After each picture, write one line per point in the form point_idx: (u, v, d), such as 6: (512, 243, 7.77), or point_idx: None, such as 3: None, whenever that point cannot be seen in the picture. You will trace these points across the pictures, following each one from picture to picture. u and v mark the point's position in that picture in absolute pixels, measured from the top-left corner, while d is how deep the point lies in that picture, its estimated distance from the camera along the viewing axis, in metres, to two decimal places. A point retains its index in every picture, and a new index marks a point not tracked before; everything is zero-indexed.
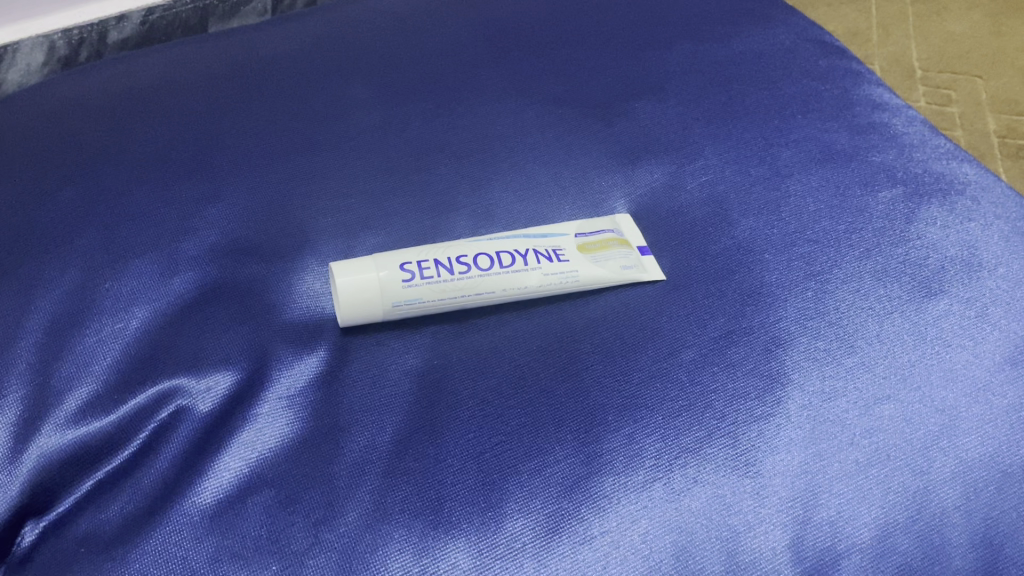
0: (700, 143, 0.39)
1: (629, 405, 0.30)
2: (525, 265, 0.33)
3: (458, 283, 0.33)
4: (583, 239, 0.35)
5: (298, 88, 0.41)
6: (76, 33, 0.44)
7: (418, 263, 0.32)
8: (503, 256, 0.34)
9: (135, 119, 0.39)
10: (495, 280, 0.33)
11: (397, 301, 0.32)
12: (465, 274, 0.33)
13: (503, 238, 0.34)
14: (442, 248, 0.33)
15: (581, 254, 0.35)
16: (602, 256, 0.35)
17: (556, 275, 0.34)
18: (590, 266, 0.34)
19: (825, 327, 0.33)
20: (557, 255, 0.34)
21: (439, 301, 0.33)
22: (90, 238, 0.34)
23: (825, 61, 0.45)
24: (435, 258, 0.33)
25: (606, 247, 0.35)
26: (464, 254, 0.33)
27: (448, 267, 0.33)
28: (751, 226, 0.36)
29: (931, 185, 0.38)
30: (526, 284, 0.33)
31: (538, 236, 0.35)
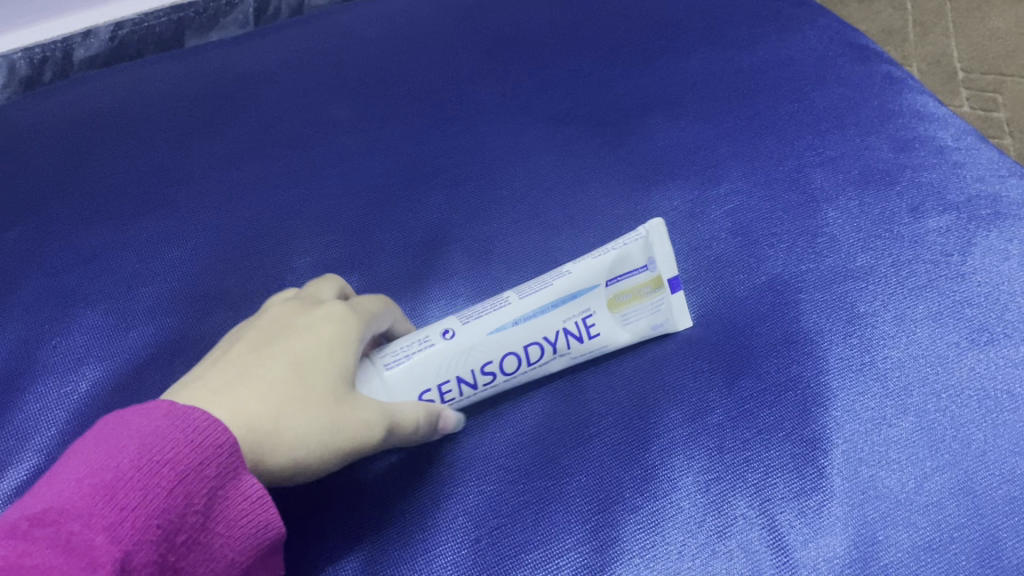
0: (722, 164, 0.35)
1: (648, 479, 0.26)
2: (555, 354, 0.29)
3: (481, 394, 0.28)
4: (612, 288, 0.30)
5: (277, 108, 0.37)
6: (38, 52, 0.40)
7: (439, 388, 0.27)
8: (531, 353, 0.28)
9: (96, 146, 0.35)
10: (520, 381, 0.29)
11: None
12: (489, 386, 0.28)
13: (530, 321, 0.28)
14: (461, 355, 0.27)
15: (612, 317, 0.30)
16: (632, 313, 0.30)
17: (584, 355, 0.29)
18: (620, 330, 0.30)
19: (874, 382, 0.28)
20: (588, 329, 0.29)
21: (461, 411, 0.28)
22: (35, 285, 0.31)
23: (861, 67, 0.41)
24: (455, 377, 0.27)
25: (637, 299, 0.30)
26: (488, 359, 0.28)
27: (471, 382, 0.27)
28: (783, 261, 0.32)
29: (986, 209, 0.34)
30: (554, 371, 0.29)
31: (565, 301, 0.29)
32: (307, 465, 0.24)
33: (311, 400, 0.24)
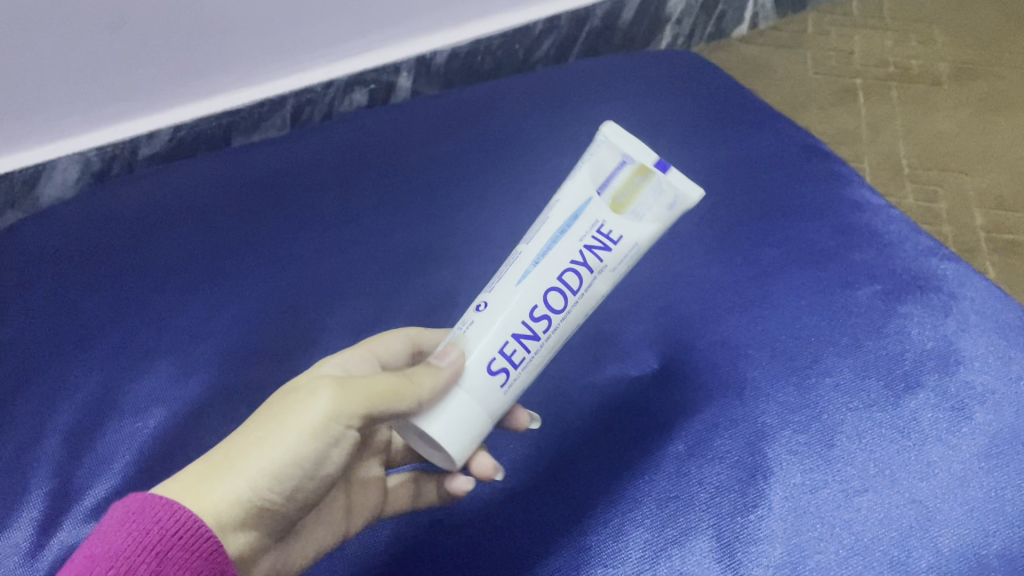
0: (686, 245, 0.42)
1: (616, 497, 0.32)
2: (593, 272, 0.28)
3: (552, 340, 0.28)
4: (604, 192, 0.28)
5: (311, 197, 0.44)
6: (110, 149, 0.48)
7: (501, 353, 0.27)
8: (568, 280, 0.28)
9: (159, 227, 0.42)
10: (577, 312, 0.28)
11: (501, 409, 0.28)
12: (550, 330, 0.28)
13: (546, 256, 0.28)
14: (502, 314, 0.28)
15: (621, 217, 0.28)
16: (639, 206, 0.28)
17: (620, 260, 0.28)
18: (639, 226, 0.28)
19: (807, 421, 0.34)
20: (608, 237, 0.28)
21: (536, 367, 0.28)
22: (111, 340, 0.37)
23: (810, 165, 0.48)
24: (509, 336, 0.27)
25: (635, 192, 0.28)
26: (534, 308, 0.27)
27: (532, 334, 0.28)
28: (735, 323, 0.38)
29: (910, 283, 0.40)
30: (606, 289, 0.28)
31: (567, 227, 0.28)
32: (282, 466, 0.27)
33: (263, 420, 0.27)
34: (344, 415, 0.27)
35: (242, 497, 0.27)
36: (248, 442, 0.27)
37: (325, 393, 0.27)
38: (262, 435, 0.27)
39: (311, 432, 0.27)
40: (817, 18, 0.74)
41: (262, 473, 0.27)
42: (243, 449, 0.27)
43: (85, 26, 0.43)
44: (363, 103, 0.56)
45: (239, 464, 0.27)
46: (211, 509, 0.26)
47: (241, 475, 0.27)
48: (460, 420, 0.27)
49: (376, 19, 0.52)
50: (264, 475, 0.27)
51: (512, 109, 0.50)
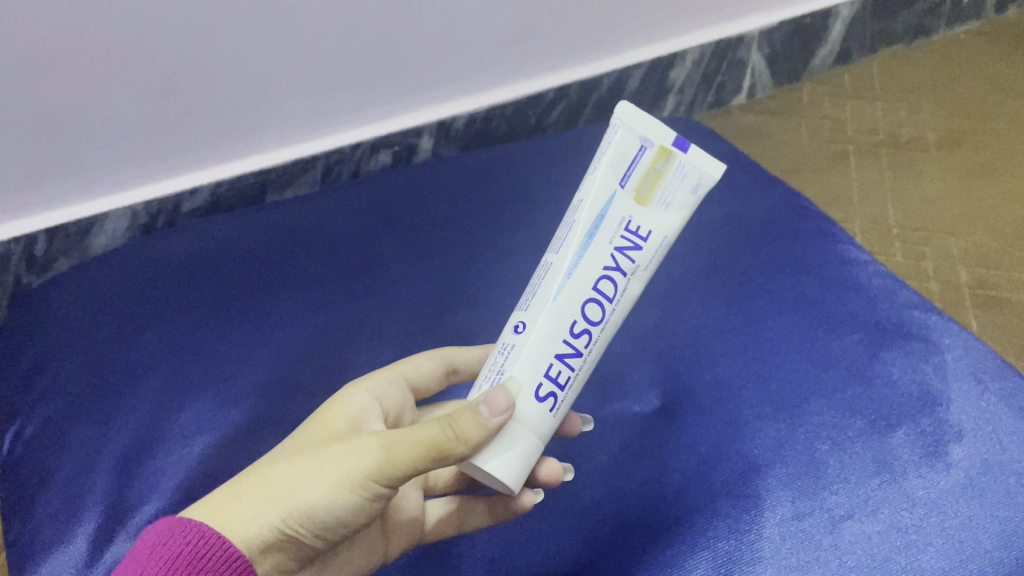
0: (685, 295, 0.46)
1: (621, 521, 0.36)
2: (627, 274, 0.30)
3: (593, 352, 0.30)
4: (629, 186, 0.30)
5: (340, 247, 0.48)
6: (156, 204, 0.52)
7: (547, 377, 0.29)
8: (605, 288, 0.30)
9: (201, 273, 0.46)
10: (614, 317, 0.30)
11: (552, 425, 0.30)
12: (592, 342, 0.30)
13: (582, 262, 0.30)
14: (544, 334, 0.29)
15: (648, 208, 0.30)
16: (663, 194, 0.30)
17: (652, 256, 0.30)
18: (665, 220, 0.30)
19: (797, 454, 0.38)
20: (639, 233, 0.30)
21: (585, 370, 0.30)
22: (159, 375, 0.41)
23: (802, 222, 0.51)
24: (553, 358, 0.29)
25: (658, 179, 0.30)
26: (574, 326, 0.29)
27: (575, 352, 0.30)
28: (731, 365, 0.41)
29: (893, 331, 0.44)
30: (641, 287, 0.31)
31: (596, 231, 0.30)
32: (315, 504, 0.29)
33: (313, 459, 0.29)
34: (382, 475, 0.28)
35: (273, 527, 0.29)
36: (293, 473, 0.29)
37: (372, 445, 0.29)
38: (307, 473, 0.29)
39: (348, 481, 0.28)
40: (811, 88, 0.78)
41: (298, 507, 0.29)
42: (282, 483, 0.29)
43: (139, 95, 0.47)
44: (387, 163, 0.60)
45: (278, 494, 0.29)
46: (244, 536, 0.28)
47: (279, 506, 0.29)
48: (514, 455, 0.28)
49: (400, 87, 0.57)
50: (299, 510, 0.29)
51: (526, 169, 0.54)
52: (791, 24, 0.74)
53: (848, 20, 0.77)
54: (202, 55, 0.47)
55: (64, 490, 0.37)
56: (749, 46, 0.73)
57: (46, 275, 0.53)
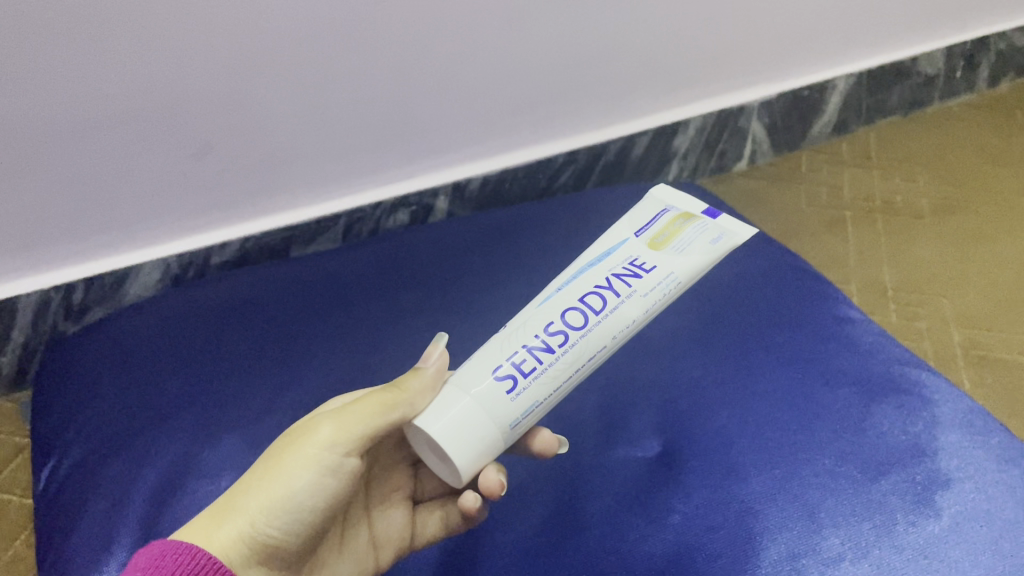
0: (685, 348, 0.48)
1: (623, 560, 0.38)
2: (618, 295, 0.32)
3: (567, 357, 0.31)
4: (645, 238, 0.35)
5: (356, 302, 0.51)
6: (187, 257, 0.56)
7: (510, 363, 0.30)
8: (592, 300, 0.32)
9: (229, 324, 0.50)
10: (599, 333, 0.32)
11: (510, 415, 0.30)
12: (567, 345, 0.31)
13: (580, 281, 0.33)
14: (522, 329, 0.31)
15: (657, 252, 0.34)
16: (675, 245, 0.34)
17: (651, 290, 0.33)
18: (675, 258, 0.34)
19: (792, 500, 0.40)
20: (642, 267, 0.33)
21: (557, 376, 0.31)
22: (189, 416, 0.44)
23: (800, 281, 0.54)
24: (522, 348, 0.31)
25: (673, 235, 0.35)
26: (550, 323, 0.31)
27: (546, 347, 0.31)
28: (729, 414, 0.44)
29: (886, 386, 0.46)
30: (636, 315, 0.32)
31: (606, 263, 0.34)
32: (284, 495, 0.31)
33: (271, 457, 0.32)
34: (337, 442, 0.31)
35: (244, 534, 0.31)
36: (256, 475, 0.32)
37: (323, 424, 0.32)
38: (268, 468, 0.32)
39: (309, 459, 0.31)
40: (810, 157, 0.82)
41: (264, 504, 0.31)
42: (246, 485, 0.32)
43: (178, 155, 0.51)
44: (405, 222, 0.63)
45: (244, 500, 0.31)
46: (217, 547, 0.30)
47: (245, 510, 0.31)
48: (460, 422, 0.29)
49: (420, 151, 0.60)
50: (263, 505, 0.31)
51: (536, 228, 0.57)
52: (791, 96, 0.78)
53: (845, 94, 0.81)
54: (239, 118, 0.51)
55: (100, 520, 0.40)
56: (750, 116, 0.77)
57: (82, 323, 0.56)
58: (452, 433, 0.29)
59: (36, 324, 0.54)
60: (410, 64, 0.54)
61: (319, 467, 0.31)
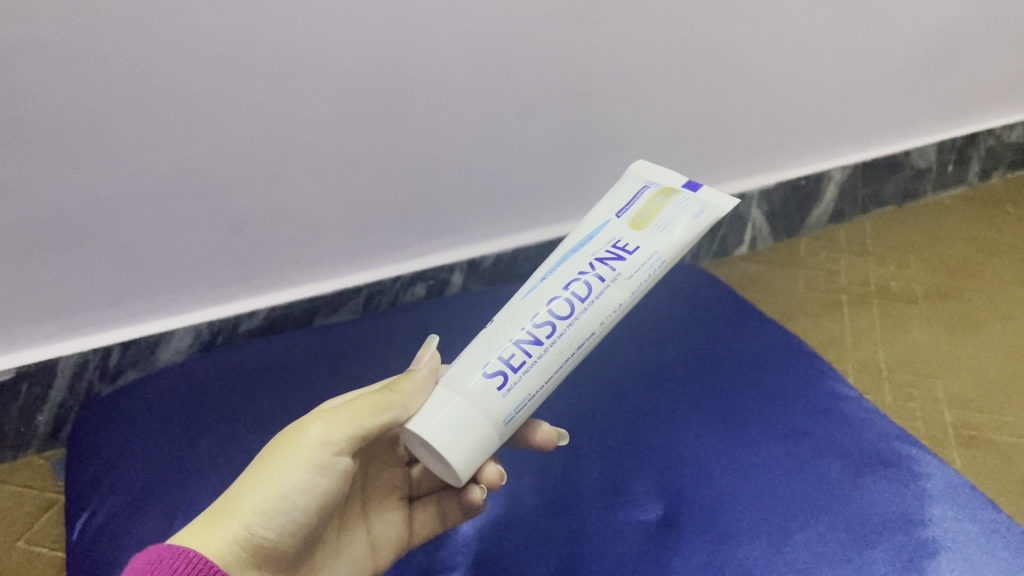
0: (686, 420, 0.51)
1: None
2: (602, 280, 0.33)
3: (556, 348, 0.32)
4: (627, 217, 0.35)
5: (376, 371, 0.55)
6: (219, 324, 0.59)
7: (500, 360, 0.32)
8: (578, 288, 0.33)
9: (255, 388, 0.54)
10: (587, 319, 0.33)
11: (502, 410, 0.31)
12: (554, 335, 0.32)
13: (563, 270, 0.34)
14: (510, 322, 0.33)
15: (640, 231, 0.35)
16: (658, 222, 0.35)
17: (635, 272, 0.33)
18: (659, 237, 0.34)
19: (785, 564, 0.42)
20: (625, 250, 0.34)
21: (546, 368, 0.32)
22: (217, 473, 0.48)
23: (796, 358, 0.57)
24: (511, 344, 0.32)
25: (657, 210, 0.35)
26: (536, 316, 0.32)
27: (533, 341, 0.32)
28: (726, 482, 0.46)
29: (876, 458, 0.48)
30: (622, 297, 0.33)
31: (589, 247, 0.34)
32: (279, 496, 0.33)
33: (265, 458, 0.34)
34: (327, 442, 0.33)
35: (239, 537, 0.33)
36: (251, 477, 0.34)
37: (314, 423, 0.33)
38: (263, 469, 0.33)
39: (299, 459, 0.33)
40: (809, 243, 0.86)
41: (258, 506, 0.33)
42: (242, 488, 0.33)
43: (216, 228, 0.55)
44: (422, 295, 0.67)
45: (239, 502, 0.33)
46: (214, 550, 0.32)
47: (239, 512, 0.33)
48: (452, 420, 0.30)
49: (437, 232, 0.64)
50: (257, 508, 0.33)
51: None
52: (789, 185, 0.82)
53: (841, 184, 0.85)
54: (272, 196, 0.55)
55: None
56: (750, 204, 0.81)
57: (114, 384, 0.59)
58: (451, 437, 0.30)
59: (73, 384, 0.57)
60: (430, 150, 0.59)
61: (309, 466, 0.33)
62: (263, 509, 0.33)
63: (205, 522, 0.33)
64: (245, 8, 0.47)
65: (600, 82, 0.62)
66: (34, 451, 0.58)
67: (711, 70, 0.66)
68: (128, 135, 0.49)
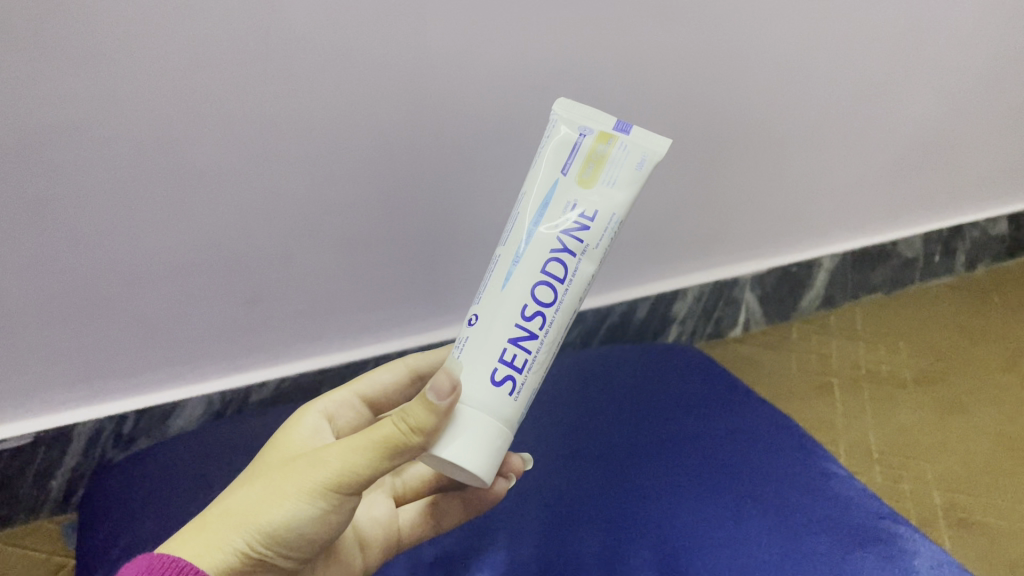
0: (680, 494, 0.53)
1: None
2: (574, 256, 0.33)
3: (549, 336, 0.33)
4: (572, 171, 0.33)
5: None
6: (229, 394, 0.63)
7: (503, 363, 0.32)
8: (555, 270, 0.32)
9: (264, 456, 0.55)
10: (569, 298, 0.33)
11: (515, 411, 0.32)
12: (546, 326, 0.32)
13: (530, 250, 0.33)
14: (497, 319, 0.32)
15: (592, 187, 0.33)
16: (607, 174, 0.33)
17: (600, 238, 0.33)
18: (613, 192, 0.33)
19: None
20: (583, 215, 0.33)
21: (543, 357, 0.33)
22: None
23: (786, 437, 0.59)
24: (509, 344, 0.32)
25: (601, 161, 0.33)
26: (523, 311, 0.32)
27: (528, 337, 0.32)
28: (719, 557, 0.48)
29: (865, 535, 0.50)
30: (594, 269, 0.33)
31: (546, 215, 0.33)
32: (285, 516, 0.32)
33: (281, 477, 0.33)
34: (343, 471, 0.32)
35: (238, 551, 0.32)
36: (262, 493, 0.33)
37: (335, 451, 0.32)
38: (275, 490, 0.33)
39: (313, 485, 0.32)
40: (800, 327, 0.88)
41: (264, 529, 0.32)
42: (249, 504, 0.33)
43: (231, 299, 0.59)
44: None
45: (245, 521, 0.32)
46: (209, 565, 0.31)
47: (241, 532, 0.32)
48: (471, 435, 0.31)
49: (437, 307, 0.67)
50: (263, 530, 0.32)
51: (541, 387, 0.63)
52: (780, 271, 0.85)
53: (831, 270, 0.88)
54: (283, 269, 0.59)
55: None
56: (743, 287, 0.84)
57: (127, 451, 0.62)
58: (483, 463, 0.31)
59: (87, 450, 0.60)
60: (433, 229, 0.62)
61: (319, 492, 0.32)
62: (266, 526, 0.32)
63: (208, 531, 0.32)
64: (269, 98, 0.50)
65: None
66: (44, 516, 0.61)
67: (702, 160, 0.70)
68: (154, 213, 0.52)
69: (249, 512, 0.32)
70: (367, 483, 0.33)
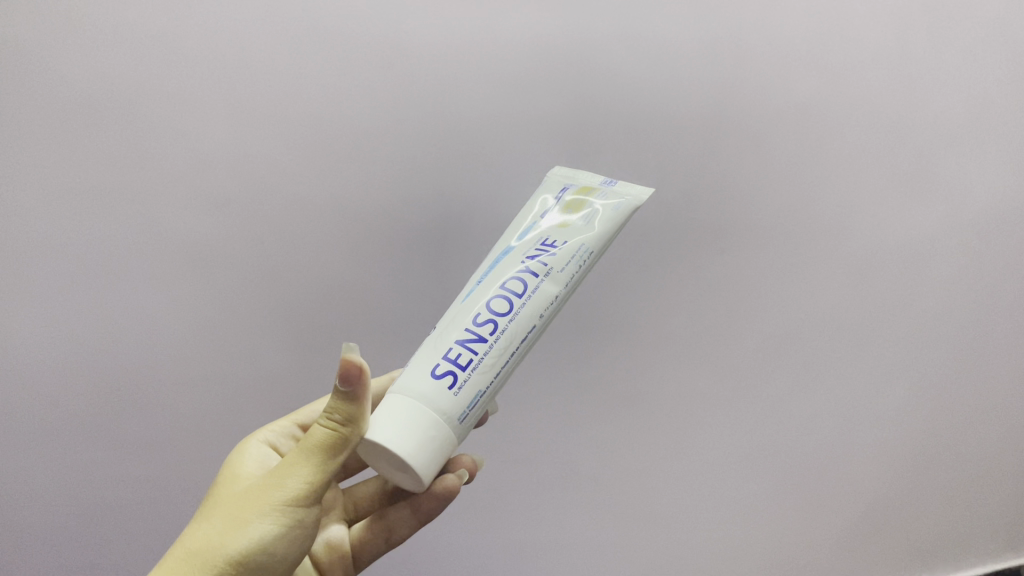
0: None
1: None
2: (540, 270, 0.45)
3: (501, 342, 0.43)
4: (557, 217, 0.49)
5: None
6: None
7: (450, 362, 0.42)
8: (517, 283, 0.45)
9: None
10: (526, 305, 0.44)
11: (456, 401, 0.41)
12: (497, 330, 0.43)
13: (505, 269, 0.46)
14: (453, 329, 0.43)
15: (569, 224, 0.48)
16: (581, 220, 0.48)
17: (567, 255, 0.46)
18: (580, 231, 0.48)
19: None
20: (558, 243, 0.47)
21: (491, 357, 0.43)
22: None
23: None
24: (461, 347, 0.42)
25: (576, 213, 0.49)
26: (477, 320, 0.43)
27: (477, 342, 0.42)
28: None
29: None
30: (554, 288, 0.45)
31: (528, 245, 0.48)
32: (250, 542, 0.41)
33: (239, 508, 0.42)
34: (294, 487, 0.41)
35: None
36: (226, 526, 0.41)
37: (283, 467, 0.42)
38: (237, 520, 0.41)
39: (269, 508, 0.41)
40: None
41: (233, 555, 0.40)
42: (219, 537, 0.41)
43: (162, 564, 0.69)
44: None
45: (214, 553, 0.40)
46: None
47: (212, 564, 0.40)
48: (412, 418, 0.39)
49: None
50: (231, 559, 0.40)
51: None
52: None
53: None
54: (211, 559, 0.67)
55: None
56: None
57: None
58: (407, 440, 0.38)
59: None
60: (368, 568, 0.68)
61: (275, 515, 0.41)
62: (233, 556, 0.40)
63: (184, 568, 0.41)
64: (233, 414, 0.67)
65: (525, 495, 0.74)
66: None
67: (635, 516, 0.76)
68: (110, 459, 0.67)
69: (214, 546, 0.41)
70: (316, 488, 0.42)
